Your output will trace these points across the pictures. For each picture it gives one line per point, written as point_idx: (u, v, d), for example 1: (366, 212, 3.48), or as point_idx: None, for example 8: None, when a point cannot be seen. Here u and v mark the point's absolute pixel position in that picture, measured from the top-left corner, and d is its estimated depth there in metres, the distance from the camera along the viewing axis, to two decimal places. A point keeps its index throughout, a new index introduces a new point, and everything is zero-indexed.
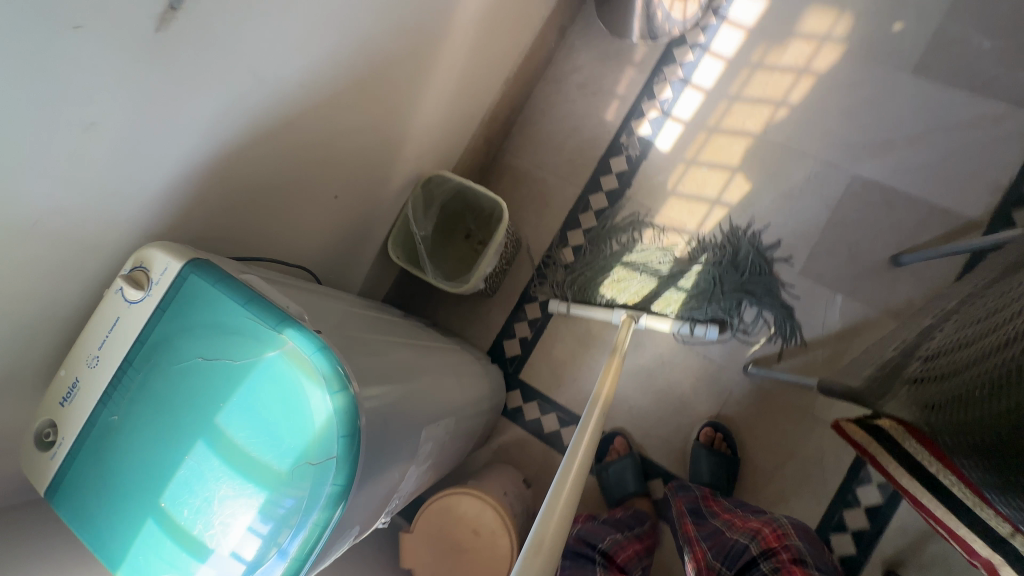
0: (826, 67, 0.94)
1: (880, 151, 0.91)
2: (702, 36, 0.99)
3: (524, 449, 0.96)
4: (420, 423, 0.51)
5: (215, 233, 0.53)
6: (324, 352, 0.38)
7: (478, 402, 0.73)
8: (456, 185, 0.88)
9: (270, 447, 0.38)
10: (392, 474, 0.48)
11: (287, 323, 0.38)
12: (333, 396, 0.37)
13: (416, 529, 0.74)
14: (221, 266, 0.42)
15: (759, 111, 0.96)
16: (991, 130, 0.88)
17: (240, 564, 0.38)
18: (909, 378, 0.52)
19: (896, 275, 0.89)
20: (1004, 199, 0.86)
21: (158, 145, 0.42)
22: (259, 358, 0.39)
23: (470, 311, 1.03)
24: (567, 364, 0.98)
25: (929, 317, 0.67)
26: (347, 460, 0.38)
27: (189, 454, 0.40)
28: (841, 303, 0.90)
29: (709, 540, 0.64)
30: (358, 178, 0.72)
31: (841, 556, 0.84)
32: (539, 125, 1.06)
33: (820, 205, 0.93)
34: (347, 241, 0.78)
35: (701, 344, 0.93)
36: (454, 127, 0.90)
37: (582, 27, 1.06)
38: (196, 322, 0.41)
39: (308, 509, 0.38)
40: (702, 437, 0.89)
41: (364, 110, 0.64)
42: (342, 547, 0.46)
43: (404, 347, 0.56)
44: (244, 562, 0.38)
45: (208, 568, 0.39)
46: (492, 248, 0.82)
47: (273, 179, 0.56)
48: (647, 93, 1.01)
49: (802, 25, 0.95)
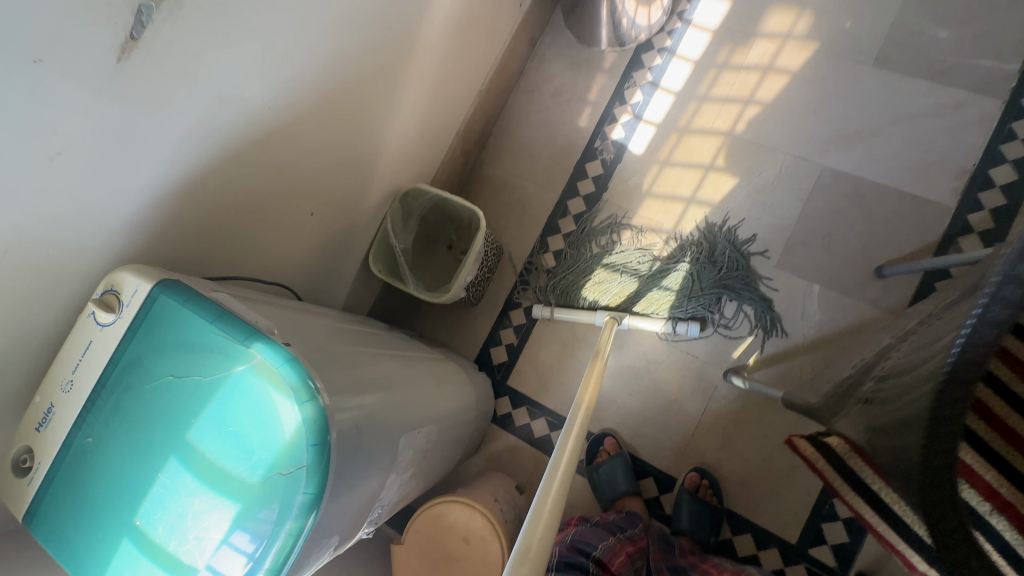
0: (787, 64, 0.96)
1: (846, 141, 0.93)
2: (667, 41, 1.02)
3: (516, 453, 0.97)
4: (396, 431, 0.51)
5: (188, 256, 0.54)
6: (292, 363, 0.39)
7: (461, 409, 0.72)
8: (436, 198, 0.91)
9: (243, 460, 0.39)
10: (370, 483, 0.48)
11: (255, 337, 0.39)
12: (302, 406, 0.38)
13: (407, 539, 0.75)
14: (189, 285, 0.43)
15: (728, 112, 0.98)
16: (952, 116, 0.90)
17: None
18: (861, 397, 0.56)
19: (869, 263, 0.90)
20: (970, 183, 0.88)
21: (128, 172, 0.43)
22: (228, 373, 0.39)
23: (456, 321, 1.04)
24: (553, 368, 0.98)
25: (893, 332, 0.70)
26: (317, 468, 0.38)
27: (164, 470, 0.40)
28: (819, 292, 0.91)
29: None
30: (334, 195, 0.73)
31: (834, 544, 0.84)
32: (516, 137, 1.08)
33: (793, 196, 0.94)
34: (328, 255, 0.79)
35: (685, 341, 0.94)
36: (428, 142, 0.92)
37: (553, 38, 1.08)
38: (168, 342, 0.41)
39: (282, 518, 0.38)
40: (688, 482, 0.88)
41: (335, 124, 0.65)
42: (321, 557, 0.46)
43: (382, 357, 0.57)
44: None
45: None
46: (470, 256, 0.83)
47: (245, 198, 0.57)
48: (617, 98, 1.03)
49: (763, 25, 0.98)
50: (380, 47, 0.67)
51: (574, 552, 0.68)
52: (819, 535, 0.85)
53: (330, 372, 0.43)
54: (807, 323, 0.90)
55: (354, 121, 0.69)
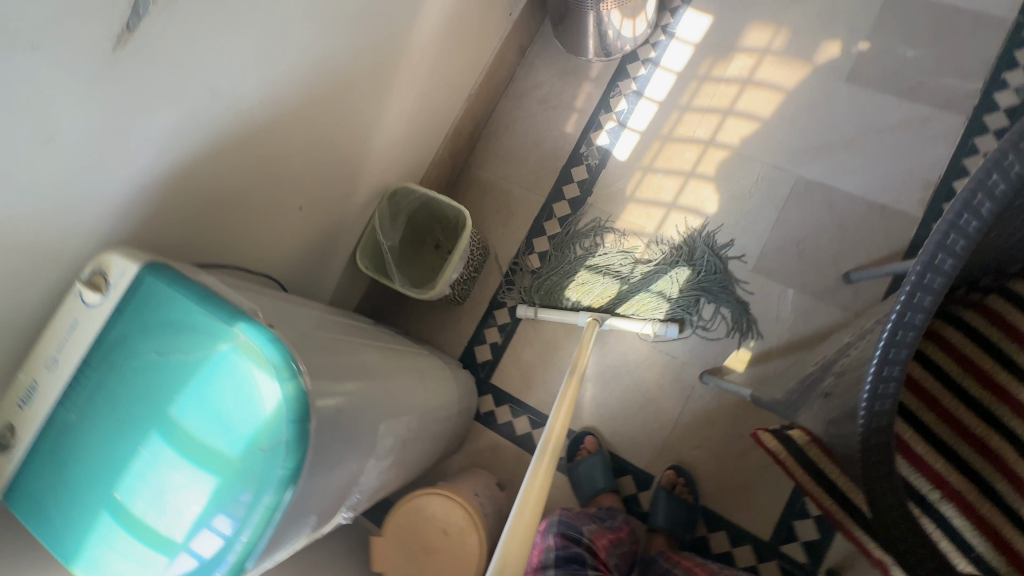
0: (766, 77, 1.00)
1: (821, 151, 0.96)
2: (651, 53, 1.05)
3: (498, 450, 0.97)
4: (378, 417, 0.52)
5: (177, 243, 0.54)
6: (275, 343, 0.39)
7: (444, 403, 0.73)
8: (424, 198, 0.92)
9: (223, 436, 0.39)
10: (350, 466, 0.49)
11: (239, 317, 0.40)
12: (284, 383, 0.39)
13: (385, 531, 0.74)
14: (175, 268, 0.44)
15: (708, 122, 1.01)
16: (920, 129, 0.93)
17: (193, 552, 0.38)
18: (822, 391, 0.63)
19: (840, 268, 0.93)
20: (935, 194, 0.91)
21: (121, 159, 0.44)
22: (212, 351, 0.40)
23: (440, 320, 1.05)
24: (535, 367, 1.00)
25: (853, 331, 0.74)
26: (296, 445, 0.39)
27: (145, 446, 0.40)
28: (792, 296, 0.93)
29: None
30: (324, 191, 0.75)
31: (805, 541, 0.86)
32: (504, 141, 1.10)
33: (770, 204, 0.97)
34: (316, 248, 0.80)
35: (665, 343, 0.96)
36: (418, 143, 0.93)
37: (541, 47, 1.11)
38: (153, 322, 0.42)
39: (260, 494, 0.38)
40: (665, 479, 0.90)
41: (326, 120, 0.67)
42: (299, 538, 0.46)
43: (366, 348, 0.58)
44: (197, 550, 0.38)
45: (161, 558, 0.39)
46: (456, 254, 0.85)
47: (236, 189, 0.58)
48: (602, 106, 1.06)
49: (744, 39, 1.02)
50: (369, 46, 0.68)
51: (569, 541, 0.68)
52: (790, 533, 0.87)
53: (311, 357, 0.44)
54: (782, 326, 0.93)
55: (345, 119, 0.70)
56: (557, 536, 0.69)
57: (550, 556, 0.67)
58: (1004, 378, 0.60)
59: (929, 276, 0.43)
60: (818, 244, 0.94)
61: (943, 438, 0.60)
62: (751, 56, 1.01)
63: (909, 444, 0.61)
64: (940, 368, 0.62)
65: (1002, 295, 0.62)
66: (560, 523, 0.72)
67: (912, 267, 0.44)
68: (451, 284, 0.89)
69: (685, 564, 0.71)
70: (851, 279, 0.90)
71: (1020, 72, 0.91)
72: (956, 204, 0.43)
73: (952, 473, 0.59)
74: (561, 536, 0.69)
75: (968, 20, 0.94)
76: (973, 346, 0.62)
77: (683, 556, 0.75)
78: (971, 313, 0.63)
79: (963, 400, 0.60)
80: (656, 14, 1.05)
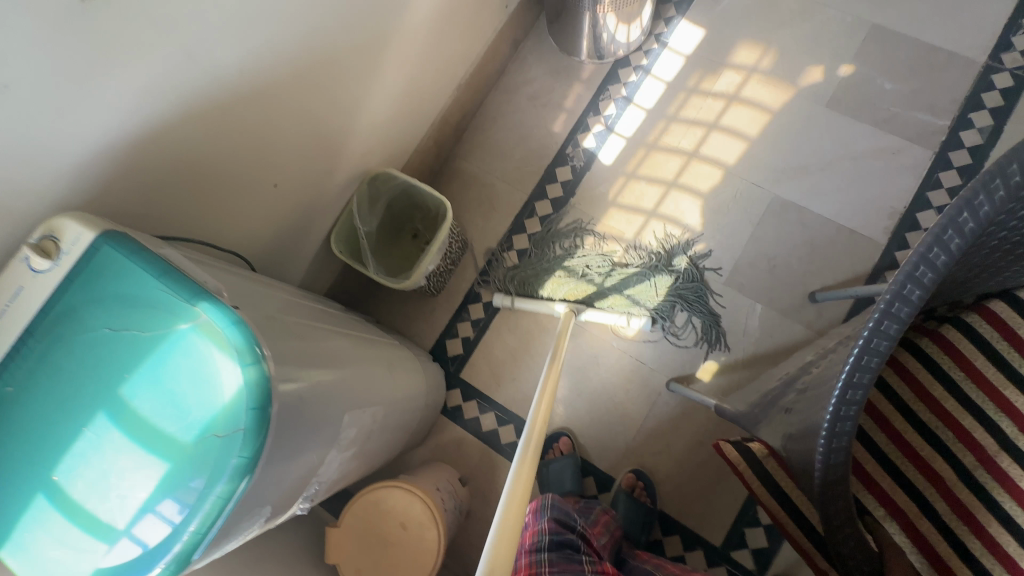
0: (751, 94, 1.02)
1: (797, 172, 0.99)
2: (643, 62, 1.06)
3: (463, 444, 0.97)
4: (343, 407, 0.51)
5: (139, 212, 0.51)
6: (239, 325, 0.38)
7: (411, 397, 0.72)
8: (405, 185, 0.90)
9: (177, 420, 0.37)
10: (310, 458, 0.47)
11: (201, 297, 0.38)
12: (245, 368, 0.37)
13: (342, 523, 0.73)
14: (136, 239, 0.42)
15: (693, 134, 1.03)
16: (891, 159, 0.98)
17: (136, 540, 0.37)
18: (783, 406, 0.64)
19: (807, 287, 0.96)
20: (900, 223, 0.95)
21: (86, 118, 0.42)
22: (170, 330, 0.38)
23: (413, 311, 1.04)
24: (505, 364, 1.00)
25: (814, 351, 0.77)
26: (253, 434, 0.37)
27: (90, 426, 0.38)
28: (761, 311, 0.96)
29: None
30: (302, 170, 0.72)
31: (754, 548, 0.89)
32: (491, 135, 1.09)
33: (746, 220, 0.99)
34: (288, 229, 0.77)
35: (635, 348, 0.98)
36: (404, 128, 0.92)
37: (535, 42, 1.10)
38: (107, 295, 0.40)
39: (213, 482, 0.37)
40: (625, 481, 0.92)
41: (311, 96, 0.65)
42: (252, 530, 0.45)
43: (335, 337, 0.56)
44: (141, 538, 0.37)
45: (101, 544, 0.37)
46: (434, 247, 0.84)
47: (210, 159, 0.56)
48: (592, 108, 1.06)
49: (733, 55, 1.04)
50: (360, 24, 0.67)
51: (564, 527, 0.66)
52: (741, 539, 0.90)
53: (279, 342, 0.43)
54: (749, 339, 0.95)
55: (330, 97, 0.69)
56: (551, 519, 0.66)
57: (543, 539, 0.64)
58: (950, 405, 0.63)
59: (897, 304, 0.44)
60: (788, 262, 0.97)
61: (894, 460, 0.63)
62: (738, 73, 1.03)
63: (865, 469, 0.64)
64: (897, 397, 0.66)
65: (953, 324, 0.66)
66: (552, 507, 0.69)
67: (881, 294, 0.45)
68: (427, 275, 0.88)
69: (653, 562, 0.73)
70: (817, 299, 0.94)
71: (986, 113, 0.96)
72: (928, 238, 0.44)
73: (899, 492, 0.62)
74: (555, 520, 0.66)
75: (943, 58, 0.98)
76: (920, 366, 0.66)
77: (649, 555, 0.77)
78: (927, 343, 0.66)
79: (913, 425, 0.64)
80: (651, 23, 1.06)
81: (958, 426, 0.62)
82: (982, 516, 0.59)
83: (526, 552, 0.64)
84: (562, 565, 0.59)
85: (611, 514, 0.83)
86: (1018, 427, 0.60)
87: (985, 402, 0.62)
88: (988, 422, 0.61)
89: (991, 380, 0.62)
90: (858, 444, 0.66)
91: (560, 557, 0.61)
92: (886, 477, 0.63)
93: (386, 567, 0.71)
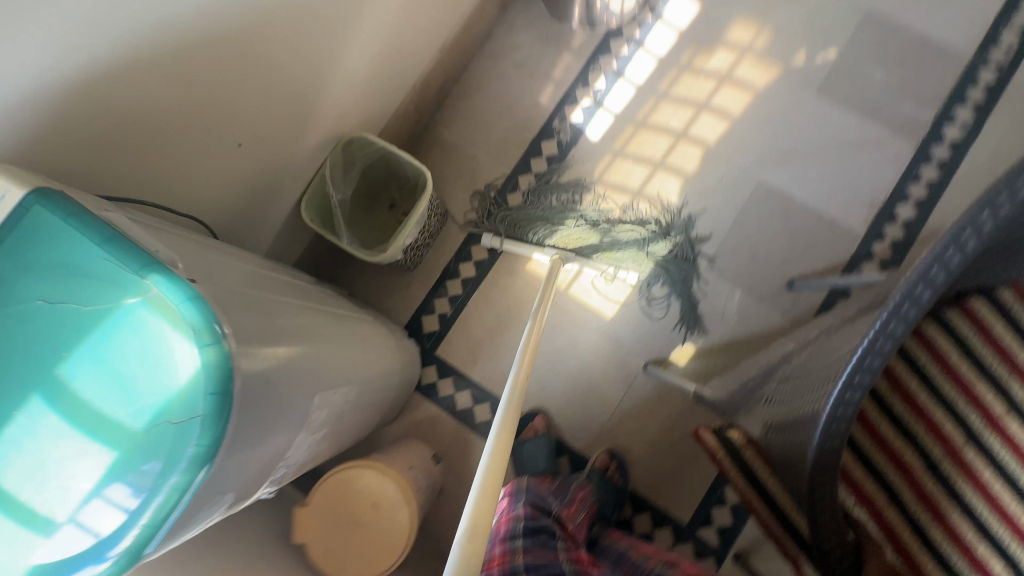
0: (740, 74, 1.02)
1: (782, 159, 1.00)
2: (635, 34, 1.04)
3: (439, 419, 0.98)
4: (315, 388, 0.49)
5: (88, 166, 0.47)
6: (195, 302, 0.35)
7: (388, 373, 0.72)
8: (383, 155, 0.88)
9: (126, 404, 0.35)
10: (277, 442, 0.46)
11: (152, 269, 0.35)
12: (203, 348, 0.34)
13: (310, 502, 0.72)
14: (78, 200, 0.38)
15: (682, 114, 1.02)
16: (874, 150, 0.99)
17: (80, 531, 0.34)
18: (766, 397, 0.71)
19: (784, 275, 0.98)
20: (878, 215, 0.98)
21: (23, 59, 0.37)
22: (116, 305, 0.35)
23: (390, 286, 1.02)
24: (483, 343, 1.00)
25: (793, 340, 0.80)
26: (211, 419, 0.35)
27: (25, 409, 0.35)
28: (738, 297, 0.99)
29: (615, 562, 0.71)
30: (269, 127, 0.68)
31: (719, 525, 0.93)
32: (475, 104, 1.06)
33: (729, 205, 1.00)
34: (258, 191, 0.73)
35: (614, 330, 1.00)
36: (381, 89, 0.88)
37: (523, 7, 1.07)
38: (43, 265, 0.36)
39: (167, 472, 0.34)
40: (598, 462, 0.95)
41: (280, 46, 0.61)
42: (213, 517, 0.43)
43: (310, 313, 0.54)
44: (87, 528, 0.34)
45: (41, 535, 0.35)
46: (412, 221, 0.83)
47: (167, 114, 0.52)
48: (580, 81, 1.05)
49: (727, 33, 1.02)
50: None
51: (539, 512, 0.69)
52: (706, 517, 0.94)
53: (244, 317, 0.40)
54: (725, 324, 0.98)
55: (300, 49, 0.64)
56: (527, 505, 0.70)
57: (518, 524, 0.68)
58: (923, 399, 0.68)
59: (906, 306, 0.45)
60: (768, 251, 0.99)
61: (869, 453, 0.68)
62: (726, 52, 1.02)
63: (847, 469, 0.69)
64: (878, 393, 0.70)
65: (937, 325, 0.70)
66: (529, 493, 0.72)
67: (893, 295, 0.46)
68: (404, 249, 0.87)
69: (625, 542, 0.75)
70: (794, 286, 0.96)
71: (969, 108, 0.98)
72: (944, 238, 0.44)
73: (872, 485, 0.67)
74: (531, 505, 0.70)
75: (932, 49, 0.99)
76: (902, 362, 0.70)
77: (621, 535, 0.79)
78: (910, 341, 0.70)
79: (890, 419, 0.68)
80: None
81: (931, 421, 0.67)
82: (945, 504, 0.65)
83: (501, 537, 0.68)
84: (538, 553, 0.62)
85: (589, 490, 0.83)
86: (982, 421, 0.66)
87: (958, 397, 0.67)
88: (959, 417, 0.66)
89: (965, 377, 0.67)
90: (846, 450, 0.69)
91: (534, 543, 0.64)
92: (862, 468, 0.68)
93: (357, 544, 0.71)
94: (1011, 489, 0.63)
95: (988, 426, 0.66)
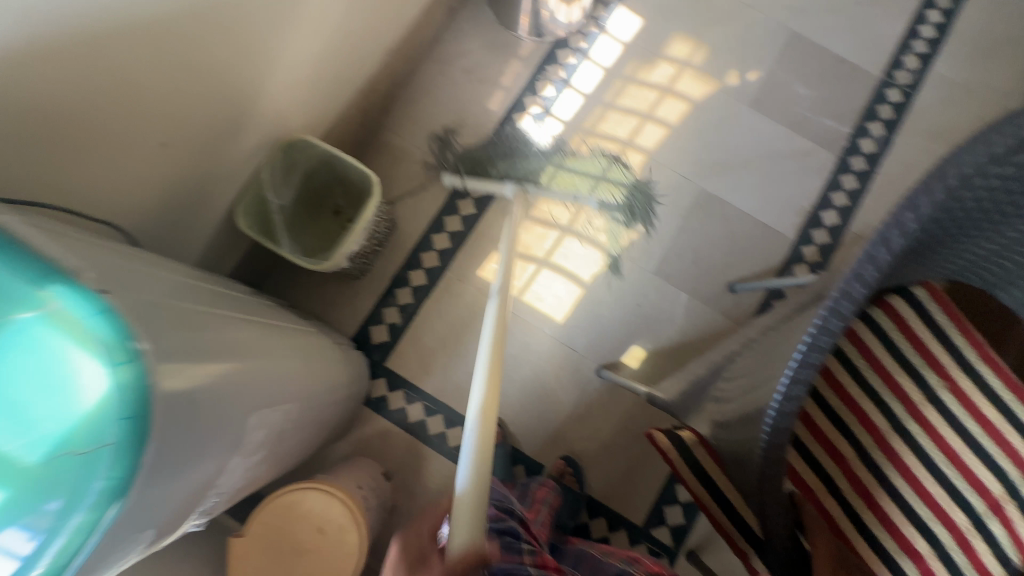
0: (676, 88, 1.15)
1: (715, 169, 1.13)
2: (582, 43, 1.17)
3: (392, 429, 1.01)
4: (250, 403, 0.51)
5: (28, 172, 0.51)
6: (106, 316, 0.35)
7: (339, 384, 0.74)
8: (321, 156, 0.95)
9: (18, 436, 0.34)
10: (204, 467, 0.47)
11: (52, 282, 0.35)
12: (116, 368, 0.35)
13: (246, 531, 0.71)
14: None
15: (627, 122, 1.14)
16: (802, 160, 1.13)
17: None
18: (715, 396, 0.85)
19: (725, 279, 1.10)
20: (806, 220, 1.11)
21: None
22: (6, 327, 0.34)
23: (338, 297, 1.07)
24: (435, 352, 1.05)
25: (733, 343, 0.92)
26: (125, 442, 0.36)
27: None
28: (683, 299, 1.10)
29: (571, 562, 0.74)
30: (191, 132, 0.70)
31: (672, 524, 1.02)
32: (421, 118, 1.14)
33: (671, 215, 1.12)
34: (192, 196, 0.77)
35: (565, 336, 1.09)
36: (320, 100, 0.94)
37: (468, 17, 1.18)
38: None
39: (72, 506, 0.35)
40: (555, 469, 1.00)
41: (209, 47, 0.66)
42: (130, 556, 0.43)
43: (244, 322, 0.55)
44: None
45: None
46: (357, 228, 0.87)
47: (81, 112, 0.54)
48: (529, 89, 1.16)
49: (668, 48, 1.17)
50: None
51: (503, 515, 0.67)
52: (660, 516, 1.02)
53: (172, 333, 0.41)
54: (671, 326, 1.09)
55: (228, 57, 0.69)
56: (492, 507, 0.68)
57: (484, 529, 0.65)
58: (856, 392, 0.80)
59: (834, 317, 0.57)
60: (710, 257, 1.11)
61: (816, 453, 0.79)
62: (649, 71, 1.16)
63: (794, 466, 0.80)
64: (823, 397, 0.81)
65: (864, 324, 0.83)
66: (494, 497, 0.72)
67: (831, 294, 0.58)
68: (348, 258, 0.90)
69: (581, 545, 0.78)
70: (735, 289, 1.09)
71: (878, 124, 1.15)
72: (877, 237, 0.57)
73: (811, 476, 0.79)
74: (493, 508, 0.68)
75: (846, 69, 1.16)
76: (834, 358, 0.82)
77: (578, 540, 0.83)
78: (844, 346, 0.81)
79: (828, 413, 0.80)
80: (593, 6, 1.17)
81: (864, 414, 0.80)
82: (872, 484, 0.78)
83: None
84: (501, 555, 0.59)
85: (550, 486, 0.91)
86: (906, 413, 0.80)
87: (884, 391, 0.80)
88: (882, 407, 0.80)
89: (886, 368, 0.81)
90: (795, 451, 0.80)
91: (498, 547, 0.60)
92: (804, 462, 0.80)
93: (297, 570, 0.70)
94: (933, 475, 0.77)
95: (910, 417, 0.79)
